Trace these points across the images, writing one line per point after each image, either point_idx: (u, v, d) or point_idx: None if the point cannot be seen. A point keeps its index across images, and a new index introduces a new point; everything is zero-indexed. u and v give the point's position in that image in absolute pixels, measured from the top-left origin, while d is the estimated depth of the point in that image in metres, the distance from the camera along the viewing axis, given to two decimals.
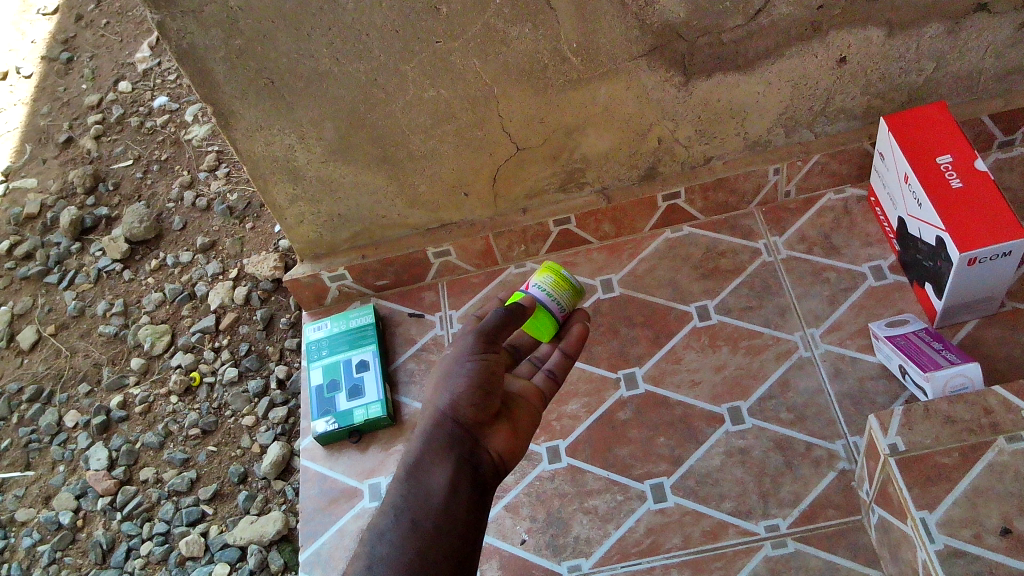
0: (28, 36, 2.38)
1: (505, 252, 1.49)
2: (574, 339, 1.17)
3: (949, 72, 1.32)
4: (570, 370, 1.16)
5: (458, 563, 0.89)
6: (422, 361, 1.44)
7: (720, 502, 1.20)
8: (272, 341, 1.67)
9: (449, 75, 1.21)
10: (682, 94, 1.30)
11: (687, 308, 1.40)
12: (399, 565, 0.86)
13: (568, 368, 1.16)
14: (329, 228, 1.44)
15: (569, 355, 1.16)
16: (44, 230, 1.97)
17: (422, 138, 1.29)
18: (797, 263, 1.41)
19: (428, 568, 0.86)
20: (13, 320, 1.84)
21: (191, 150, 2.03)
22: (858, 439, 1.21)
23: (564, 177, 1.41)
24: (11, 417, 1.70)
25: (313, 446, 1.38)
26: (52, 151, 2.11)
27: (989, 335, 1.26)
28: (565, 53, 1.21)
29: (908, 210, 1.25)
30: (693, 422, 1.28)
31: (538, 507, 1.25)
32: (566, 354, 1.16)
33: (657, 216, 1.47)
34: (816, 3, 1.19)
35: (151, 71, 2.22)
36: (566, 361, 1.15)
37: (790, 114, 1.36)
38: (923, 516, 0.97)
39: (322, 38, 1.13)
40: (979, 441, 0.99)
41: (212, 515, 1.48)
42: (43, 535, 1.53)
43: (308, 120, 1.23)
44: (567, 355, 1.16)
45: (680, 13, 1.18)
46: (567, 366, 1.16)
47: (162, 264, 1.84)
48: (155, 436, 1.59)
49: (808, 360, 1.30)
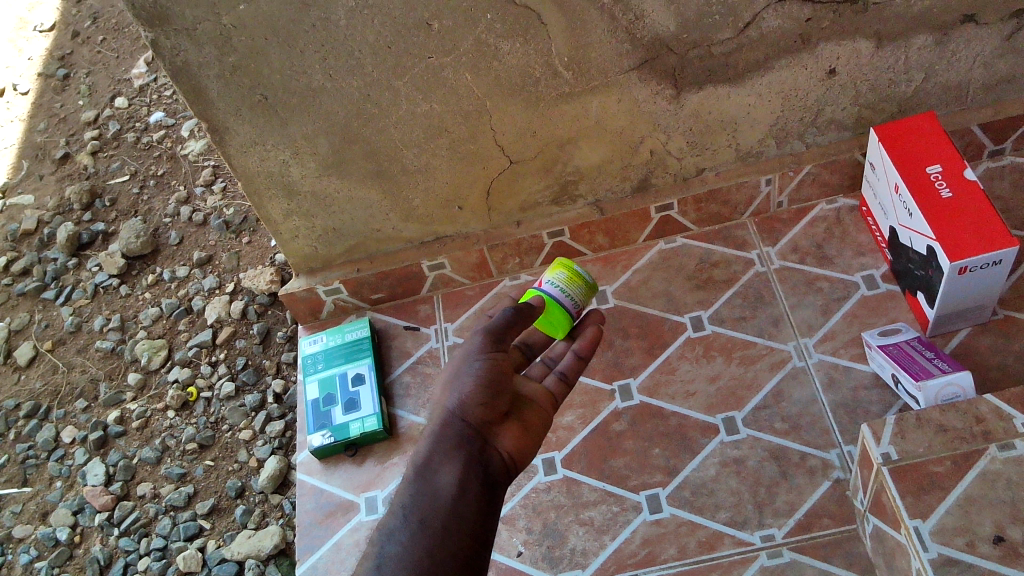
0: (25, 53, 2.40)
1: (499, 265, 1.50)
2: (586, 341, 1.17)
3: (939, 82, 1.33)
4: (582, 372, 1.16)
5: (468, 563, 0.88)
6: (418, 374, 1.44)
7: (716, 512, 1.20)
8: (269, 355, 1.67)
9: (442, 90, 1.22)
10: (674, 106, 1.31)
11: (681, 319, 1.41)
12: (408, 565, 0.86)
13: (580, 370, 1.16)
14: (325, 242, 1.44)
15: (581, 357, 1.16)
16: (41, 245, 1.97)
17: (415, 153, 1.30)
18: (790, 273, 1.42)
19: (437, 568, 0.86)
20: (11, 336, 1.84)
21: (187, 165, 2.05)
22: (852, 448, 1.22)
23: (558, 189, 1.42)
24: (8, 433, 1.70)
25: (309, 460, 1.39)
26: (48, 168, 2.12)
27: (981, 343, 1.26)
28: (557, 67, 1.22)
29: (899, 220, 1.26)
30: (688, 432, 1.28)
31: (534, 518, 1.25)
32: (579, 356, 1.16)
33: (650, 227, 1.48)
34: (805, 16, 1.21)
35: (148, 87, 2.24)
36: (578, 363, 1.14)
37: (781, 125, 1.37)
38: (917, 525, 0.97)
39: (314, 55, 1.14)
40: (971, 450, 1.00)
41: (210, 529, 1.48)
42: (41, 551, 1.52)
43: (302, 136, 1.24)
44: (579, 357, 1.16)
45: (670, 27, 1.19)
46: (580, 368, 1.15)
47: (159, 279, 1.85)
48: (153, 451, 1.59)
49: (802, 370, 1.31)
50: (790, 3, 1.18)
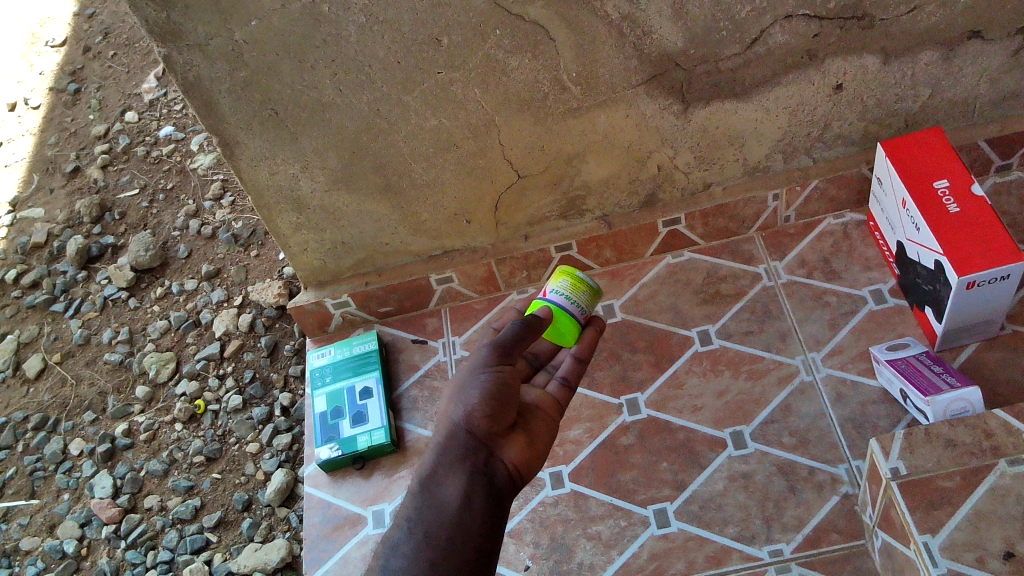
0: (37, 68, 2.42)
1: (506, 279, 1.51)
2: (585, 343, 1.19)
3: (946, 98, 1.34)
4: (582, 375, 1.17)
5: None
6: (425, 388, 1.45)
7: (724, 527, 1.20)
8: (277, 368, 1.67)
9: (450, 105, 1.23)
10: (681, 122, 1.31)
11: (688, 333, 1.41)
12: None
13: (581, 373, 1.17)
14: (333, 255, 1.45)
15: (581, 360, 1.17)
16: (51, 258, 1.99)
17: (424, 167, 1.31)
18: (797, 287, 1.42)
19: None
20: (19, 348, 1.85)
21: (197, 179, 2.06)
22: (861, 463, 1.21)
23: (565, 204, 1.43)
24: (15, 445, 1.71)
25: (317, 473, 1.39)
26: (59, 181, 2.14)
27: (990, 358, 1.26)
28: (565, 83, 1.23)
29: (907, 234, 1.26)
30: (695, 447, 1.28)
31: (542, 533, 1.25)
32: (578, 359, 1.18)
33: (657, 242, 1.49)
34: (812, 32, 1.22)
35: (158, 102, 2.26)
36: (578, 366, 1.15)
37: (788, 140, 1.38)
38: (927, 541, 0.97)
39: (325, 70, 1.15)
40: (980, 465, 1.00)
41: (216, 542, 1.48)
42: (47, 564, 1.52)
43: (312, 150, 1.25)
44: (579, 359, 1.17)
45: (677, 43, 1.20)
46: (580, 370, 1.17)
47: (167, 292, 1.86)
48: (160, 464, 1.60)
49: (810, 384, 1.31)
50: (797, 19, 1.19)
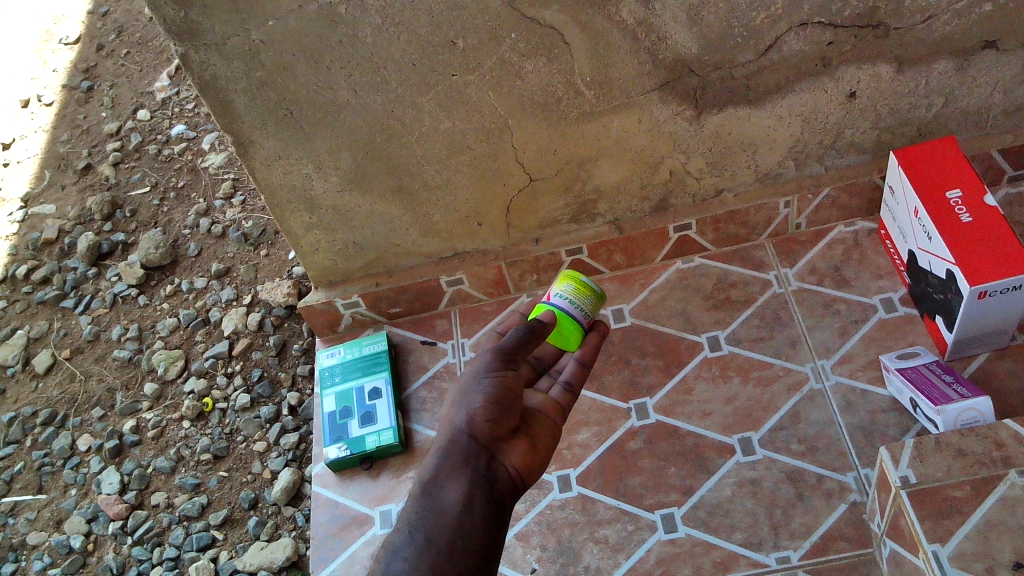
0: (50, 64, 2.44)
1: (517, 281, 1.51)
2: (588, 348, 1.19)
3: (959, 108, 1.34)
4: (586, 378, 1.16)
5: None
6: (434, 389, 1.45)
7: (731, 533, 1.20)
8: (285, 368, 1.68)
9: (464, 108, 1.23)
10: (694, 128, 1.32)
11: (698, 339, 1.41)
12: None
13: (585, 376, 1.16)
14: (344, 256, 1.46)
15: (583, 364, 1.17)
16: (61, 254, 2.00)
17: (436, 169, 1.32)
18: (808, 294, 1.42)
19: None
20: (29, 344, 1.86)
21: (208, 177, 2.07)
22: (869, 471, 1.21)
23: (576, 208, 1.43)
24: (24, 440, 1.71)
25: (324, 472, 1.39)
26: (70, 178, 2.15)
27: (1000, 368, 1.26)
28: (579, 87, 1.23)
29: (919, 243, 1.26)
30: (704, 452, 1.28)
31: (549, 535, 1.25)
32: (582, 363, 1.17)
33: (668, 246, 1.49)
34: (828, 39, 1.22)
35: (169, 100, 2.27)
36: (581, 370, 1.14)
37: (801, 148, 1.38)
38: (935, 549, 0.97)
39: (340, 71, 1.16)
40: (990, 475, 0.99)
41: (222, 540, 1.48)
42: (54, 558, 1.53)
43: (325, 150, 1.26)
44: (582, 364, 1.17)
45: (692, 48, 1.20)
46: (583, 374, 1.16)
47: (177, 289, 1.86)
48: (167, 461, 1.60)
49: (819, 392, 1.31)
50: (812, 26, 1.20)
